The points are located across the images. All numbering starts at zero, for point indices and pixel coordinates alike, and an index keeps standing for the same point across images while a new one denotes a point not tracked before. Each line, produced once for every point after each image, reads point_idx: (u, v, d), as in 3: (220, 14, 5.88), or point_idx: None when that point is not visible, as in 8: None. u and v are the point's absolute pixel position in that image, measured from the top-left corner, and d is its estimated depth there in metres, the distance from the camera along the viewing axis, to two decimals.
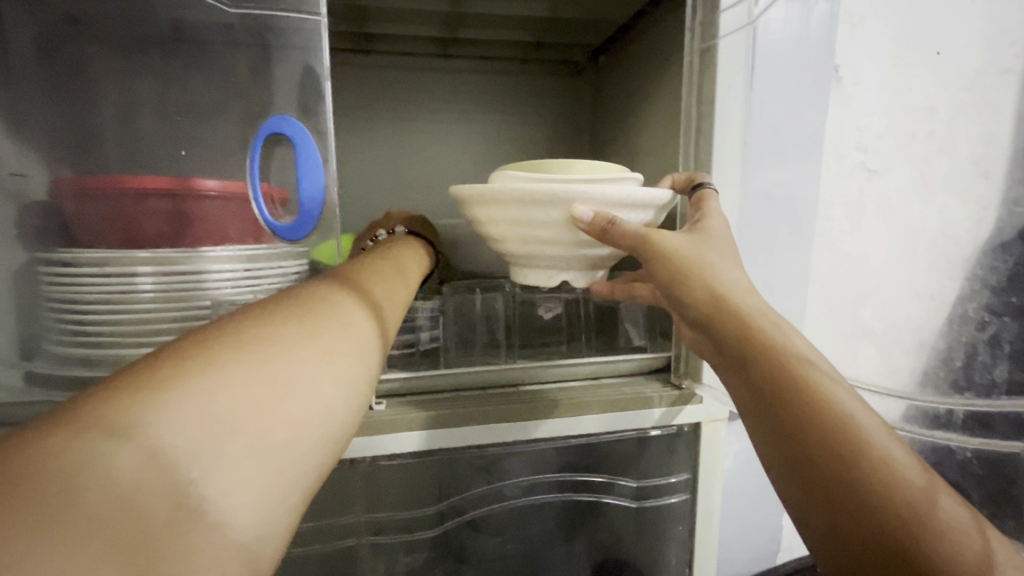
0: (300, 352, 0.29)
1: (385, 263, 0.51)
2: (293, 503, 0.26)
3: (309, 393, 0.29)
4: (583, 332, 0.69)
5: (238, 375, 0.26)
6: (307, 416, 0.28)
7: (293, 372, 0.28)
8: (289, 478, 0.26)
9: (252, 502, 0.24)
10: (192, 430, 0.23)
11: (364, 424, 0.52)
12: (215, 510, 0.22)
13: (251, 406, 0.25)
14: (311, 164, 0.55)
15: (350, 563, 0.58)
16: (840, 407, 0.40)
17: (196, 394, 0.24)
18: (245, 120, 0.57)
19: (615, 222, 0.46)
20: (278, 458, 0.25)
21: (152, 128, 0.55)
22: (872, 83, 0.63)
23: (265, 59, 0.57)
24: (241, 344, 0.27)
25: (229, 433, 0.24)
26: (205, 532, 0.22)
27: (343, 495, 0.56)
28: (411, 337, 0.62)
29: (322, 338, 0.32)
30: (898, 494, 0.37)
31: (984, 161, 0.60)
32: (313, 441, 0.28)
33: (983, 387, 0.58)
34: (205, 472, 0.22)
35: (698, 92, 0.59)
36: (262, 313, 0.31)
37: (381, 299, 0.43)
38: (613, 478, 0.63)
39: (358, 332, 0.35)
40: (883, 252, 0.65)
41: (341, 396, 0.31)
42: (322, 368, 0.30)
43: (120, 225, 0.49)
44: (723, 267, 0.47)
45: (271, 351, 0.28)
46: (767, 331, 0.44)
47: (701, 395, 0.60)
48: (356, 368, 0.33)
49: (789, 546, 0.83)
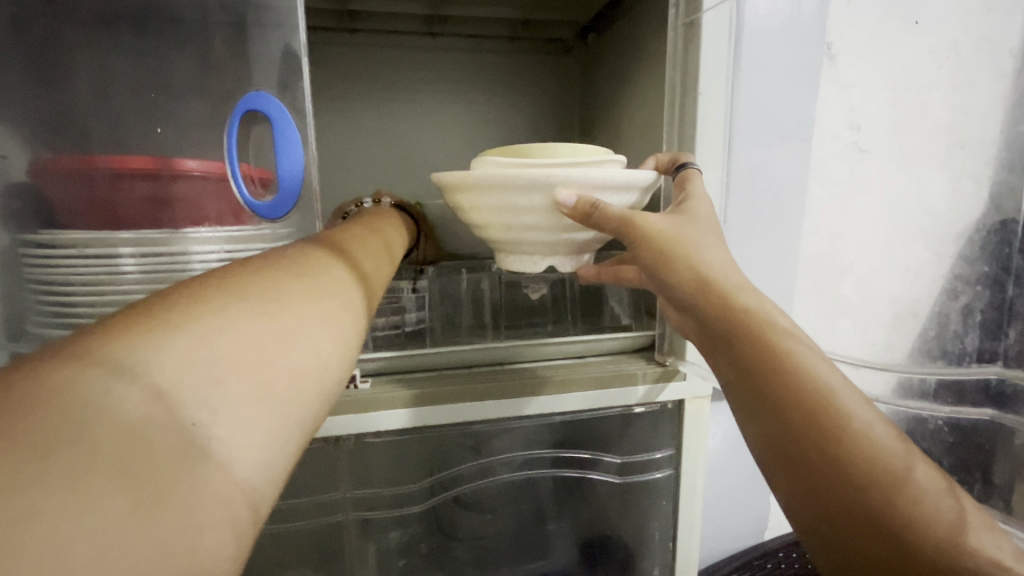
0: (294, 304, 0.31)
1: (363, 233, 0.50)
2: (293, 450, 0.28)
3: (305, 342, 0.30)
4: (569, 313, 0.70)
5: (237, 322, 0.27)
6: (304, 363, 0.30)
7: (290, 325, 0.30)
8: (290, 420, 0.28)
9: (258, 442, 0.26)
10: (194, 371, 0.24)
11: (348, 401, 0.52)
12: (222, 446, 0.24)
13: (251, 351, 0.27)
14: (288, 140, 0.54)
15: (337, 537, 0.59)
16: (820, 380, 0.40)
17: (200, 338, 0.25)
18: (223, 99, 0.56)
19: (598, 206, 0.46)
20: (280, 405, 0.27)
21: (126, 104, 0.54)
22: (863, 57, 0.63)
23: (242, 37, 0.56)
24: (240, 295, 0.29)
25: (233, 373, 0.26)
26: (214, 466, 0.23)
27: (328, 471, 0.56)
28: (397, 319, 0.63)
29: (315, 292, 0.33)
30: (879, 465, 0.37)
31: (957, 126, 0.60)
32: (311, 387, 0.30)
33: (955, 355, 0.60)
34: (210, 411, 0.24)
35: (682, 69, 0.58)
36: (258, 269, 0.32)
37: (366, 265, 0.43)
38: (599, 454, 0.64)
39: (348, 288, 0.37)
40: (869, 229, 0.64)
41: (336, 345, 0.33)
42: (316, 319, 0.32)
43: (98, 206, 0.49)
44: (704, 245, 0.47)
45: (267, 303, 0.30)
46: (748, 307, 0.44)
47: (684, 372, 0.60)
48: (350, 321, 0.35)
49: (777, 525, 0.85)
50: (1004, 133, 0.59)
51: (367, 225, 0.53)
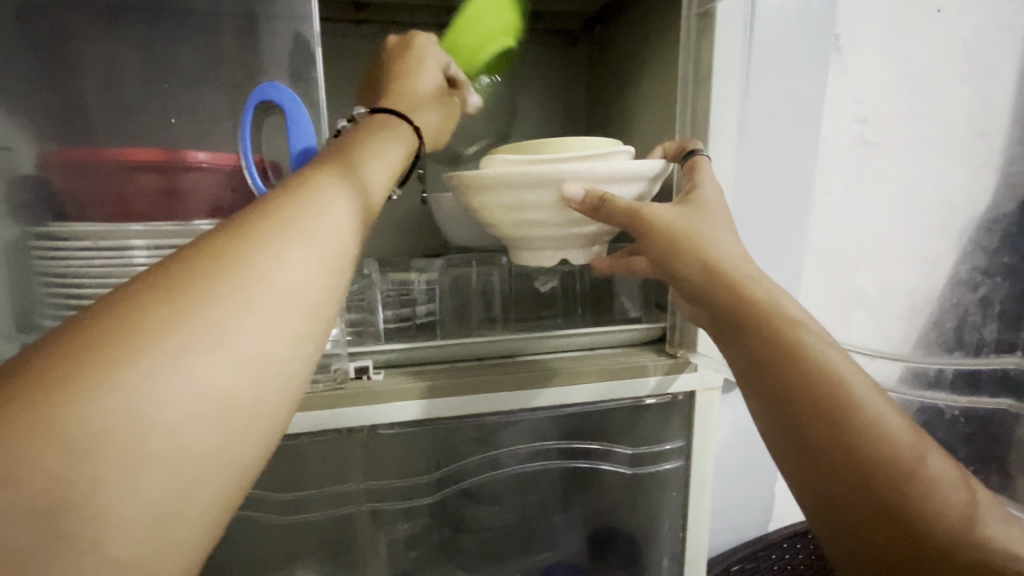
0: (181, 342, 0.26)
1: (346, 168, 0.38)
2: (204, 500, 0.26)
3: (194, 391, 0.26)
4: (578, 305, 0.70)
5: (98, 392, 0.24)
6: (196, 416, 0.26)
7: (165, 380, 0.25)
8: (185, 483, 0.25)
9: (140, 515, 0.24)
10: (44, 466, 0.23)
11: (360, 394, 0.53)
12: (94, 531, 0.23)
13: (109, 427, 0.24)
14: (300, 131, 0.53)
15: (350, 528, 0.60)
16: (832, 372, 0.40)
17: (50, 424, 0.23)
18: (232, 89, 0.56)
19: (605, 200, 0.46)
20: (166, 472, 0.25)
21: (137, 96, 0.54)
22: (870, 47, 0.64)
23: (250, 27, 0.55)
24: (104, 351, 0.25)
25: (91, 458, 0.23)
26: (84, 551, 0.23)
27: (339, 463, 0.57)
28: (407, 311, 0.64)
29: (215, 312, 0.27)
30: (889, 456, 0.38)
31: (981, 120, 0.61)
32: (210, 439, 0.26)
33: (972, 346, 0.59)
34: (75, 496, 0.23)
35: (694, 59, 0.58)
36: (150, 291, 0.27)
37: (334, 226, 0.34)
38: (609, 445, 0.64)
39: (278, 285, 0.30)
40: (879, 218, 0.65)
41: (250, 373, 0.28)
42: (211, 354, 0.27)
43: (108, 197, 0.49)
44: (718, 237, 0.46)
45: (141, 353, 0.25)
46: (761, 299, 0.43)
47: (695, 364, 0.61)
48: (276, 332, 0.29)
49: (782, 515, 0.85)
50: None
51: (360, 151, 0.40)
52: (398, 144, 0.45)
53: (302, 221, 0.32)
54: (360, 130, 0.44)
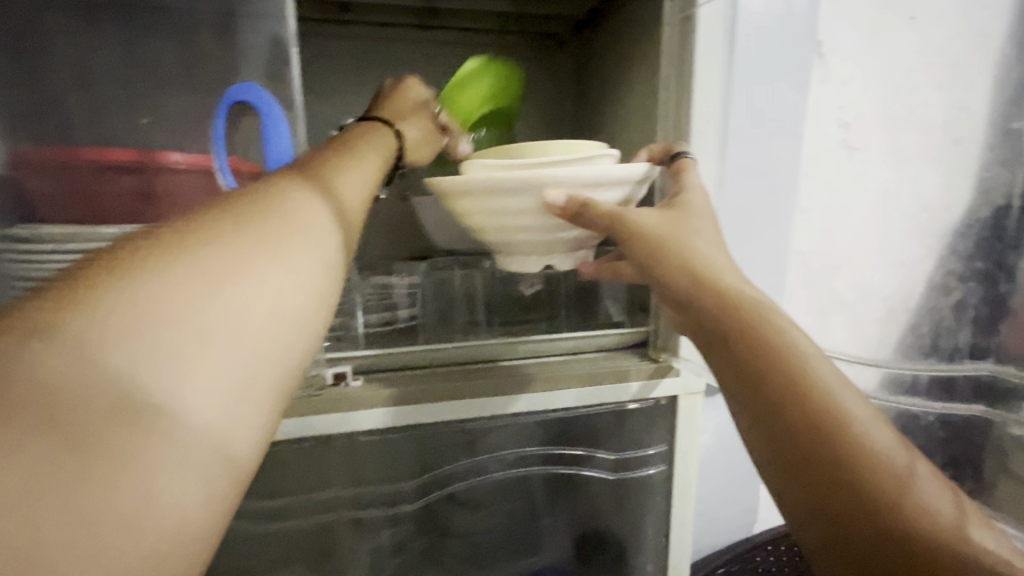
0: (240, 254, 0.29)
1: (350, 160, 0.43)
2: (261, 403, 0.28)
3: (256, 293, 0.28)
4: (563, 308, 0.70)
5: (173, 283, 0.26)
6: (254, 319, 0.28)
7: (234, 282, 0.28)
8: (242, 378, 0.27)
9: (211, 403, 0.26)
10: (123, 341, 0.24)
11: (340, 400, 0.52)
12: (170, 414, 0.24)
13: (184, 313, 0.26)
14: (275, 131, 0.52)
15: (330, 536, 0.59)
16: (820, 384, 0.40)
17: (130, 307, 0.25)
18: (210, 89, 0.55)
19: (587, 206, 0.46)
20: (234, 365, 0.27)
21: (111, 95, 0.53)
22: (852, 53, 0.65)
23: (228, 26, 0.54)
24: (174, 253, 0.27)
25: (167, 337, 0.25)
26: (162, 435, 0.24)
27: (318, 471, 0.56)
28: (388, 315, 0.63)
29: (267, 236, 0.30)
30: (879, 470, 0.37)
31: (954, 128, 0.60)
32: (266, 343, 0.29)
33: (947, 352, 0.59)
34: (150, 381, 0.24)
35: (677, 64, 0.58)
36: (206, 217, 0.30)
37: (345, 199, 0.38)
38: (592, 450, 0.64)
39: (314, 226, 0.33)
40: (861, 221, 0.66)
41: (298, 291, 0.31)
42: (266, 267, 0.30)
43: (79, 198, 0.48)
44: (699, 243, 0.46)
45: (208, 257, 0.28)
46: (747, 308, 0.43)
47: (678, 368, 0.60)
48: (315, 262, 0.32)
49: (767, 518, 0.85)
50: (996, 125, 0.56)
51: (360, 149, 0.45)
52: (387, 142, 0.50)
53: (322, 187, 0.37)
54: (362, 130, 0.50)
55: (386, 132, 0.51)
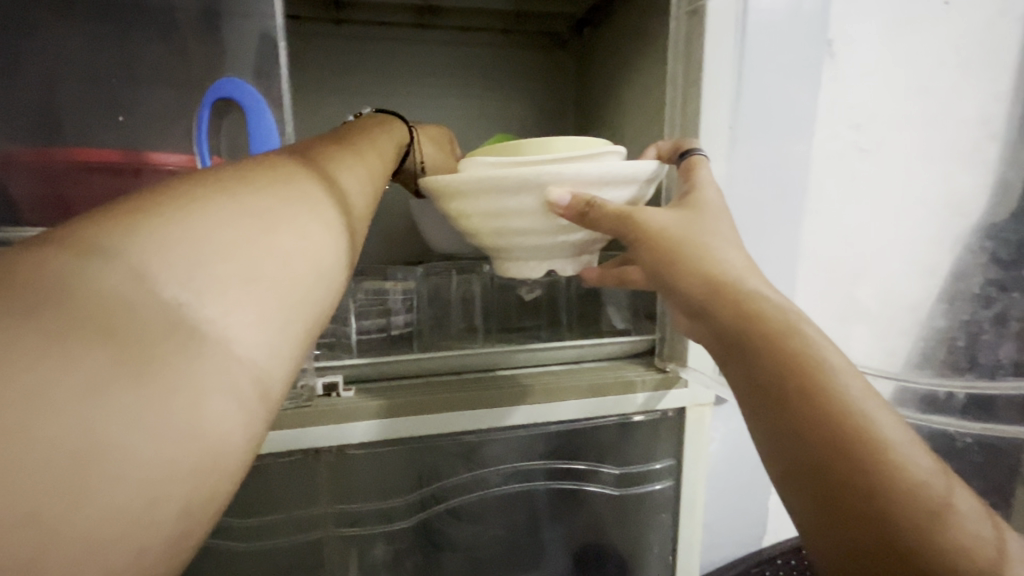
0: (282, 200, 0.29)
1: (359, 149, 0.42)
2: (298, 338, 0.27)
3: (296, 235, 0.28)
4: (564, 316, 0.67)
5: (218, 205, 0.26)
6: (296, 259, 0.28)
7: (272, 215, 0.28)
8: (287, 314, 0.26)
9: (257, 324, 0.25)
10: (175, 257, 0.23)
11: (328, 412, 0.49)
12: (218, 327, 0.23)
13: (231, 242, 0.25)
14: (262, 130, 0.50)
15: (320, 553, 0.56)
16: (854, 408, 0.36)
17: (182, 229, 0.24)
18: (197, 86, 0.53)
19: (593, 204, 0.43)
20: (276, 290, 0.26)
21: (91, 92, 0.51)
22: (866, 51, 0.62)
23: (215, 22, 0.52)
24: (222, 189, 0.27)
25: (220, 258, 0.24)
26: (212, 347, 0.23)
27: (307, 486, 0.53)
28: (383, 321, 0.61)
29: (301, 189, 0.31)
30: (917, 508, 0.34)
31: (991, 122, 0.60)
32: (305, 284, 0.28)
33: (988, 367, 0.59)
34: (197, 292, 0.23)
35: (684, 59, 0.55)
36: (242, 166, 0.30)
37: (362, 179, 0.39)
38: (596, 465, 0.61)
39: (338, 193, 0.34)
40: (880, 228, 0.63)
41: (329, 244, 0.31)
42: (304, 215, 0.29)
43: (55, 204, 0.46)
44: (712, 244, 0.43)
45: (253, 196, 0.27)
46: (773, 322, 0.40)
47: (686, 379, 0.58)
48: (341, 223, 0.33)
49: (777, 532, 0.82)
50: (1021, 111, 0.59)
51: (368, 137, 0.45)
52: (391, 138, 0.50)
53: (340, 163, 0.37)
54: (363, 124, 0.49)
55: (400, 128, 0.53)
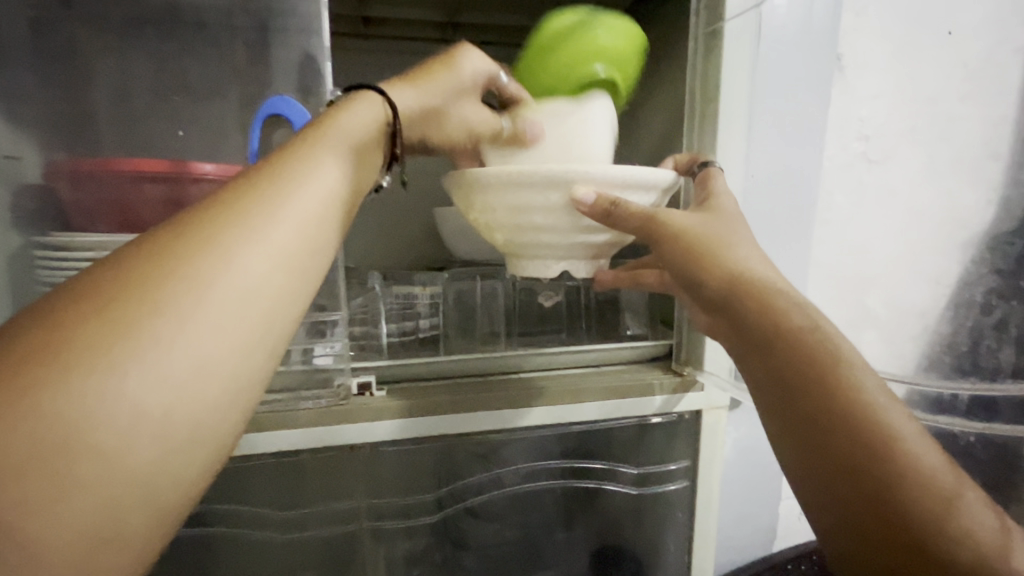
0: (119, 355, 0.25)
1: (300, 167, 0.34)
2: (193, 460, 0.27)
3: (149, 394, 0.25)
4: (583, 321, 0.69)
5: (93, 342, 0.25)
6: (142, 425, 0.25)
7: (158, 342, 0.26)
8: (119, 494, 0.24)
9: (121, 474, 0.24)
10: (32, 421, 0.23)
11: (361, 409, 0.52)
12: (67, 495, 0.23)
13: (44, 439, 0.23)
14: None
15: (350, 546, 0.59)
16: (866, 396, 0.38)
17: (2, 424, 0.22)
18: (243, 103, 0.56)
19: (618, 204, 0.45)
20: (154, 431, 0.25)
21: (147, 108, 0.55)
22: (874, 69, 0.67)
23: (263, 42, 0.56)
24: (58, 352, 0.24)
25: (45, 447, 0.23)
26: (58, 515, 0.23)
27: (342, 481, 0.56)
28: (411, 325, 0.64)
29: (152, 327, 0.26)
30: (926, 492, 0.36)
31: (994, 142, 0.61)
32: (153, 454, 0.25)
33: (987, 370, 0.58)
34: (51, 457, 0.23)
35: (702, 75, 0.58)
36: (90, 301, 0.25)
37: (298, 226, 0.32)
38: (614, 465, 0.63)
39: (248, 272, 0.29)
40: (885, 237, 0.67)
41: (198, 380, 0.27)
42: (151, 366, 0.25)
43: (118, 208, 0.49)
44: (733, 249, 0.45)
45: (89, 356, 0.24)
46: (792, 316, 0.42)
47: (703, 382, 0.60)
48: (225, 342, 0.28)
49: (787, 536, 0.84)
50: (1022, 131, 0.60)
51: (306, 154, 0.35)
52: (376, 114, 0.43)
53: (241, 234, 0.29)
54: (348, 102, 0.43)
55: (369, 107, 0.42)
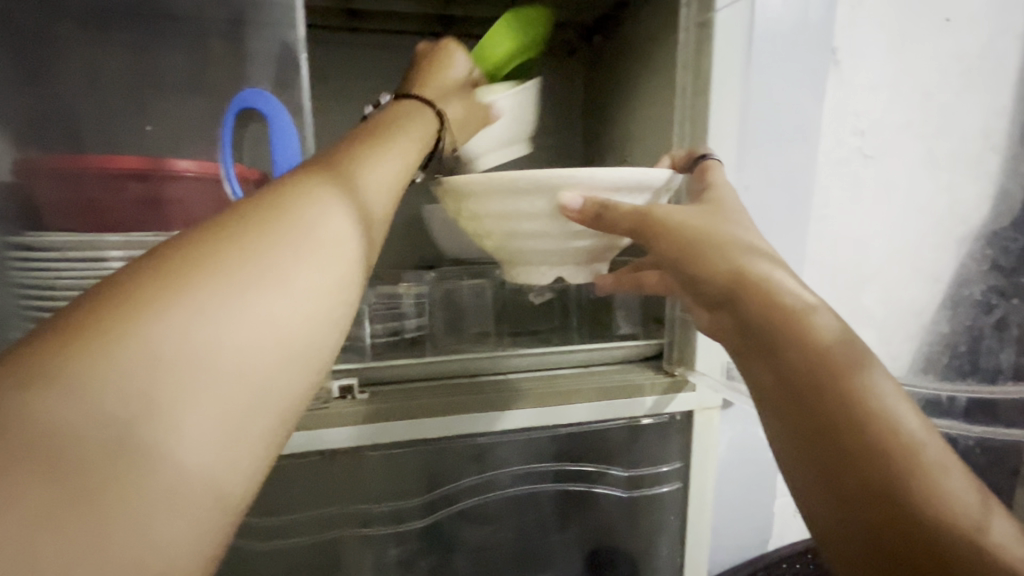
0: (215, 302, 0.24)
1: (354, 153, 0.35)
2: (284, 411, 0.26)
3: (262, 323, 0.25)
4: (574, 318, 0.68)
5: (186, 294, 0.24)
6: (247, 364, 0.25)
7: (251, 292, 0.25)
8: (223, 444, 0.23)
9: (221, 421, 0.23)
10: (131, 371, 0.22)
11: (343, 412, 0.51)
12: (171, 444, 0.22)
13: (143, 388, 0.22)
14: (283, 137, 0.50)
15: (335, 553, 0.57)
16: (880, 404, 0.37)
17: (125, 343, 0.22)
18: (218, 97, 0.54)
19: (607, 206, 0.44)
20: (251, 379, 0.25)
21: (118, 103, 0.53)
22: (869, 61, 0.66)
23: (239, 35, 0.54)
24: (176, 278, 0.24)
25: (169, 369, 0.22)
26: (167, 466, 0.22)
27: (326, 487, 0.55)
28: (396, 324, 0.62)
29: (243, 278, 0.25)
30: (943, 508, 0.34)
31: (993, 132, 0.58)
32: (251, 402, 0.25)
33: (987, 373, 0.51)
34: (153, 408, 0.22)
35: (694, 67, 0.56)
36: (174, 257, 0.25)
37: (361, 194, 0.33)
38: (604, 468, 0.62)
39: (323, 229, 0.29)
40: (884, 232, 0.67)
41: (287, 328, 0.26)
42: (246, 314, 0.25)
43: (90, 207, 0.47)
44: (732, 240, 0.43)
45: (208, 281, 0.24)
46: (800, 316, 0.39)
47: (694, 383, 0.58)
48: (323, 281, 0.28)
49: (783, 534, 0.83)
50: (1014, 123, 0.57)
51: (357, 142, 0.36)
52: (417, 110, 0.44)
53: (309, 197, 0.30)
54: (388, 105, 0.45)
55: (419, 109, 0.44)
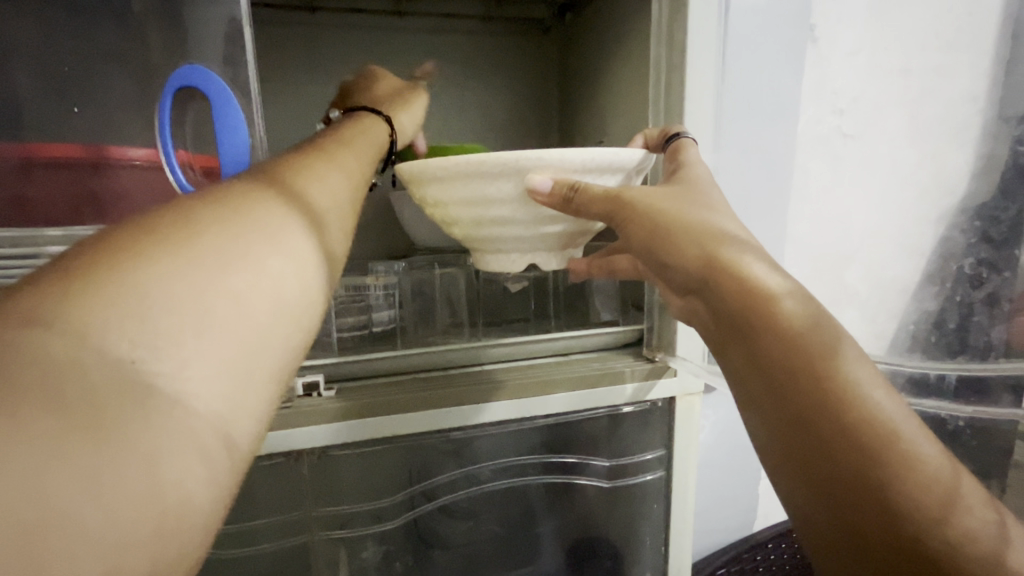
0: (204, 259, 0.25)
1: (316, 156, 0.37)
2: (271, 372, 0.26)
3: (258, 279, 0.26)
4: (551, 305, 0.66)
5: (174, 251, 0.24)
6: (238, 318, 0.25)
7: (236, 253, 0.26)
8: (219, 394, 0.23)
9: (219, 371, 0.23)
10: (126, 316, 0.21)
11: (309, 412, 0.48)
12: (171, 386, 0.22)
13: (138, 332, 0.22)
14: (228, 123, 0.47)
15: (305, 558, 0.54)
16: (861, 397, 0.35)
17: (122, 290, 0.22)
18: (155, 79, 0.50)
19: (577, 189, 0.41)
20: (243, 332, 0.25)
21: (36, 84, 0.48)
22: (848, 38, 0.64)
23: (175, 11, 0.50)
24: (176, 232, 0.25)
25: (173, 311, 0.23)
26: (169, 405, 0.21)
27: (292, 492, 0.52)
28: (363, 318, 0.59)
29: (227, 242, 0.26)
30: (926, 496, 0.33)
31: (971, 89, 0.56)
32: (241, 358, 0.24)
33: (979, 349, 0.52)
34: (152, 350, 0.22)
35: (667, 41, 0.54)
36: (158, 222, 0.25)
37: (323, 188, 0.34)
38: (586, 457, 0.60)
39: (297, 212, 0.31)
40: (872, 209, 0.65)
41: (274, 292, 0.27)
42: (236, 273, 0.25)
43: (15, 200, 0.43)
44: (706, 221, 0.41)
45: (193, 243, 0.25)
46: (777, 301, 0.37)
47: (675, 368, 0.57)
48: (299, 257, 0.29)
49: (767, 514, 0.82)
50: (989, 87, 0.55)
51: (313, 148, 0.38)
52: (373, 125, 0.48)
53: (276, 186, 0.31)
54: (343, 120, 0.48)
55: (379, 128, 0.48)
